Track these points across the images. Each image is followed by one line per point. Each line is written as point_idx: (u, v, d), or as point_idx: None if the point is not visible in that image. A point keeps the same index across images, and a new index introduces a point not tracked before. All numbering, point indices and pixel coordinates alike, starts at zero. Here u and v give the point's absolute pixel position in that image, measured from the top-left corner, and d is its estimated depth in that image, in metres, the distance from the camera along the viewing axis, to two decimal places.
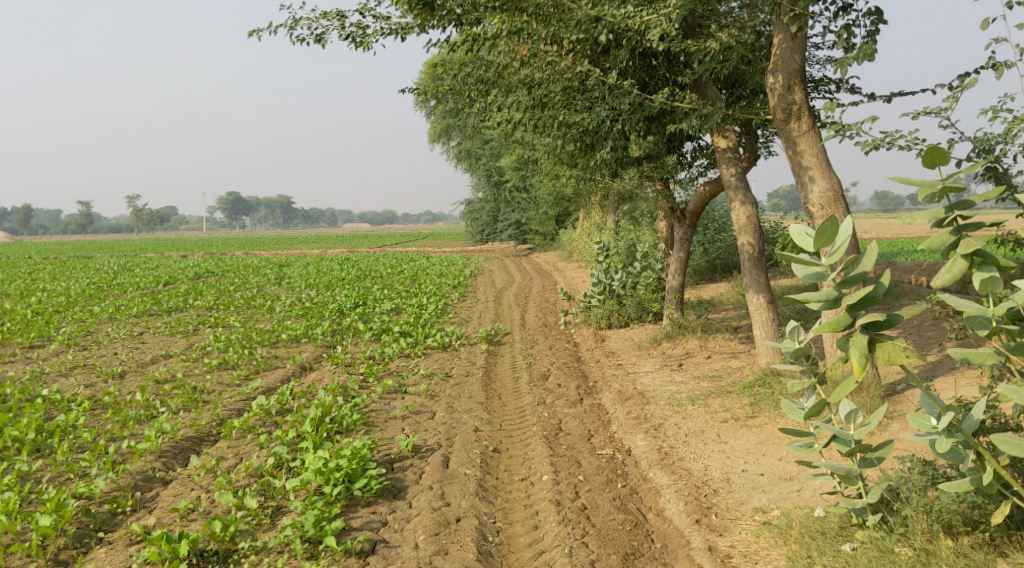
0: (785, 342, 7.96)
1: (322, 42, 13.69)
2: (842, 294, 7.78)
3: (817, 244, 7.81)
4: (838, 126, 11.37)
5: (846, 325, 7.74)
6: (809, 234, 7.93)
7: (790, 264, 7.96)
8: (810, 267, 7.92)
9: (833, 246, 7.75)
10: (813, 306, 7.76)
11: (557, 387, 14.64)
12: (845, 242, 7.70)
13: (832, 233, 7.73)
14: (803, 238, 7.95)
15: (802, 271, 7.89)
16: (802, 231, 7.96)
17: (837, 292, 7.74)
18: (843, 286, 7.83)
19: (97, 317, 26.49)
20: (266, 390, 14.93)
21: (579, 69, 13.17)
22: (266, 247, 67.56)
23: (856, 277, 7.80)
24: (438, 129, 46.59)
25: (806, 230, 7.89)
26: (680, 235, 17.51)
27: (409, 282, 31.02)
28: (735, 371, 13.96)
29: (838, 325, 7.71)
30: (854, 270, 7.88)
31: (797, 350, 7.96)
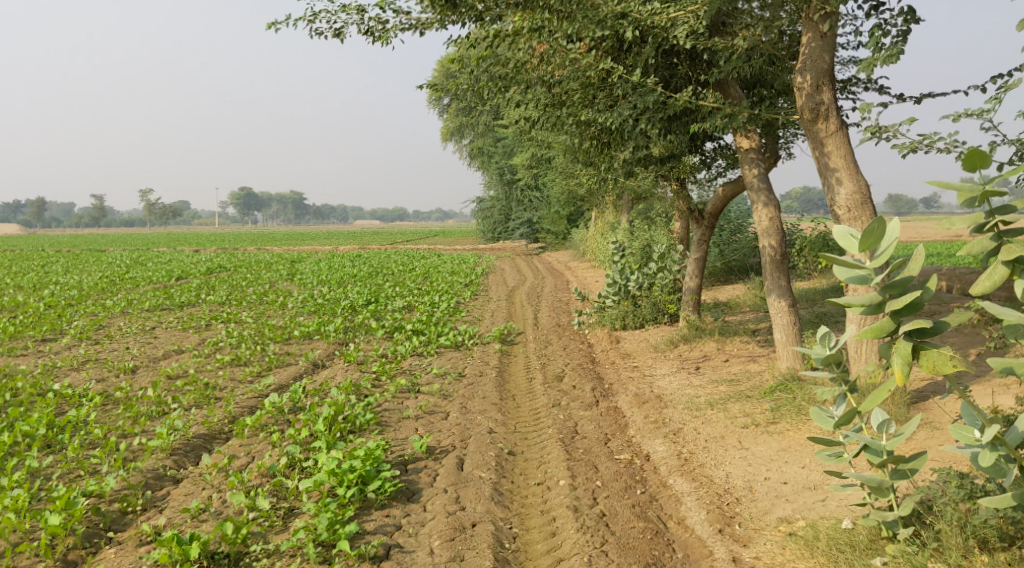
0: (816, 348, 7.80)
1: (341, 35, 13.56)
2: (886, 299, 7.70)
3: (861, 247, 7.65)
4: (873, 129, 11.24)
5: (889, 331, 7.68)
6: (854, 236, 7.76)
7: (831, 266, 7.83)
8: (853, 270, 7.78)
9: (877, 250, 7.71)
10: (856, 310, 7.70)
11: (573, 389, 14.46)
12: (890, 246, 7.64)
13: (878, 235, 7.59)
14: (847, 240, 7.79)
15: (844, 274, 7.75)
16: (847, 232, 7.82)
17: (880, 296, 7.69)
18: (887, 290, 7.70)
19: (108, 311, 26.36)
20: (278, 388, 14.78)
21: (601, 66, 12.98)
22: (278, 243, 67.57)
23: (901, 282, 7.67)
24: (451, 128, 46.41)
25: (851, 232, 7.72)
26: (698, 236, 17.32)
27: (421, 279, 30.85)
28: (755, 375, 13.76)
29: (881, 331, 7.62)
30: (898, 274, 7.75)
31: (828, 357, 7.81)
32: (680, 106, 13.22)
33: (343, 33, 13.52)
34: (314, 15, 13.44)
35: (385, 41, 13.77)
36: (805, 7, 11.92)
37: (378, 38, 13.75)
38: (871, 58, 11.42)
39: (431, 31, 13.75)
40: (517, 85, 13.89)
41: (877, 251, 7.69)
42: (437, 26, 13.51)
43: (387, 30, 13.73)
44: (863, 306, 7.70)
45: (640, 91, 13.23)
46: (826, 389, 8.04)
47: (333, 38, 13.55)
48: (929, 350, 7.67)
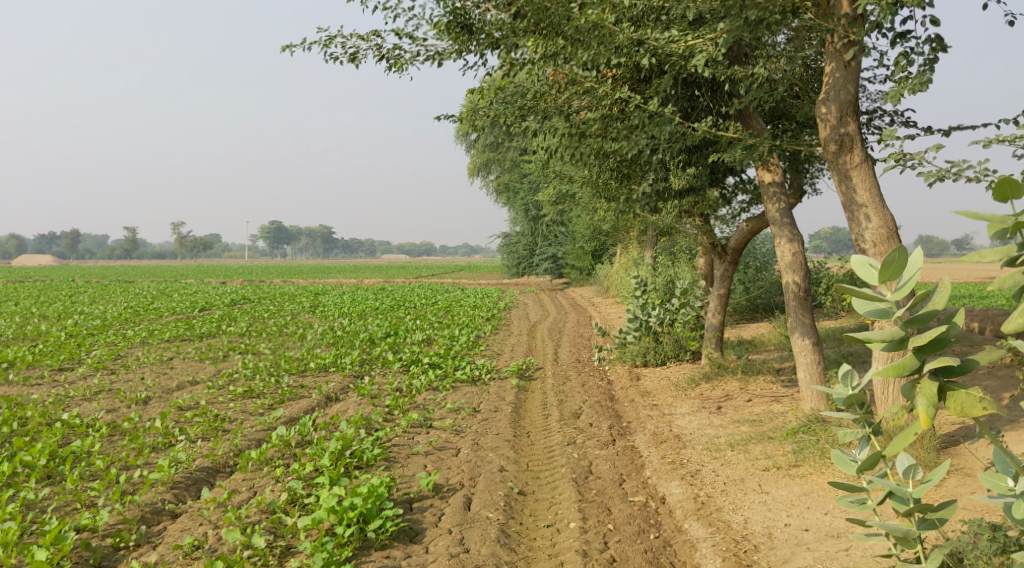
0: (837, 387, 7.36)
1: (356, 61, 13.36)
2: (909, 335, 7.28)
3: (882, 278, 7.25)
4: (897, 154, 10.83)
5: (911, 370, 7.27)
6: (873, 266, 7.39)
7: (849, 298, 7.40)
8: (873, 304, 7.39)
9: (898, 282, 7.34)
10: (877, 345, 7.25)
11: (589, 427, 14.04)
12: (912, 276, 7.28)
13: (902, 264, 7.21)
14: (866, 270, 7.40)
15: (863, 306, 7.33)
16: (865, 263, 7.42)
17: (903, 331, 7.26)
18: (910, 325, 7.28)
19: (128, 341, 26.15)
20: (289, 420, 14.43)
21: (618, 95, 12.69)
22: (307, 275, 67.70)
23: (925, 316, 7.27)
24: (478, 163, 46.24)
25: (870, 261, 7.34)
26: (721, 271, 16.92)
27: (443, 313, 30.51)
28: (778, 416, 13.30)
29: (904, 369, 7.20)
30: (921, 308, 7.34)
31: (850, 397, 7.37)
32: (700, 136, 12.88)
33: (357, 60, 13.32)
34: (330, 41, 13.29)
35: (400, 69, 13.58)
36: (828, 35, 11.59)
37: (394, 65, 13.55)
38: (897, 88, 11.03)
39: (448, 60, 13.54)
40: (534, 114, 13.60)
41: (899, 283, 7.33)
42: (452, 54, 13.29)
43: (403, 58, 13.52)
44: (884, 343, 7.27)
45: (658, 121, 12.92)
46: (847, 432, 7.58)
47: (347, 64, 13.35)
48: (958, 392, 7.30)
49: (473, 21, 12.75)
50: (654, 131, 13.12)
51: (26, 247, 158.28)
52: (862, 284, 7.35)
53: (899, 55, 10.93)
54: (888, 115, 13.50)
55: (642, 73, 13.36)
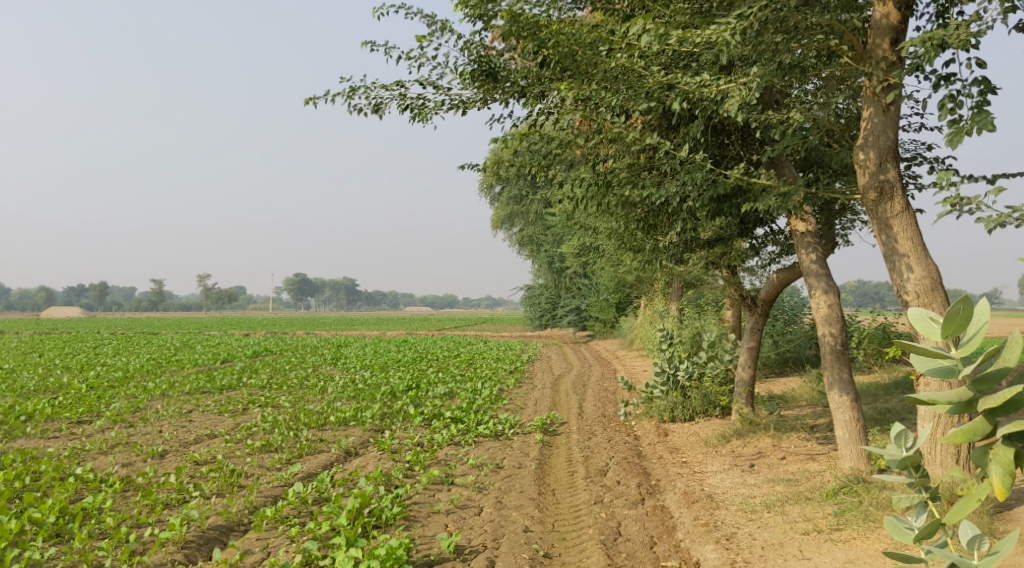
0: (890, 449, 6.98)
1: (379, 111, 13.09)
2: (976, 396, 7.06)
3: (944, 334, 7.03)
4: (952, 198, 10.38)
5: (983, 433, 7.06)
6: (933, 319, 7.12)
7: (909, 354, 7.15)
8: (934, 361, 7.09)
9: (961, 335, 7.09)
10: (942, 409, 7.07)
11: (617, 485, 13.56)
12: (978, 331, 7.03)
13: (962, 321, 7.01)
14: (925, 323, 7.13)
15: (926, 365, 7.09)
16: (924, 315, 7.15)
17: (970, 392, 7.05)
18: (978, 384, 7.04)
19: (148, 394, 25.77)
20: (307, 477, 13.98)
21: (648, 142, 12.29)
22: (330, 327, 67.50)
23: (994, 375, 7.02)
24: (501, 215, 45.96)
25: (931, 315, 7.08)
26: (751, 323, 16.42)
27: (465, 366, 30.03)
28: (814, 475, 12.84)
29: (974, 433, 7.02)
30: (989, 364, 7.09)
31: (904, 459, 6.99)
32: (732, 183, 12.50)
33: (381, 109, 13.05)
34: (353, 92, 13.05)
35: (424, 118, 13.28)
36: (866, 80, 11.27)
37: (417, 115, 13.25)
38: (949, 133, 10.64)
39: (472, 108, 13.24)
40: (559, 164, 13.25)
41: (961, 339, 7.09)
42: (477, 102, 12.98)
43: (426, 108, 13.22)
44: (950, 404, 7.06)
45: (688, 167, 12.55)
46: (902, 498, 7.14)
47: (371, 114, 13.08)
48: None
49: (498, 67, 12.44)
50: (685, 178, 12.68)
51: (52, 299, 159.00)
52: (923, 338, 7.09)
53: (945, 98, 10.58)
54: (926, 162, 13.12)
55: (670, 119, 13.00)
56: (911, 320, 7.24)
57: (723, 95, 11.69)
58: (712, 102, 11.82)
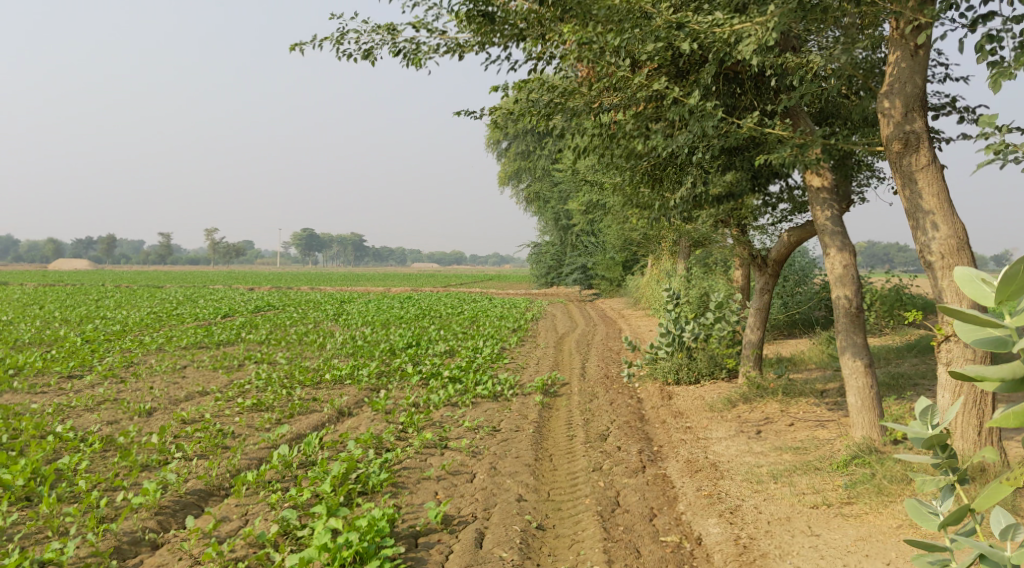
0: (916, 427, 6.65)
1: (370, 58, 12.42)
2: None
3: (1000, 298, 6.67)
4: (999, 145, 10.15)
5: None
6: (985, 282, 6.75)
7: (955, 321, 6.76)
8: (982, 331, 6.75)
9: (1014, 301, 6.75)
10: (992, 383, 6.69)
11: (618, 451, 13.02)
12: None
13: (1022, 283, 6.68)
14: (974, 286, 6.76)
15: (977, 334, 6.71)
16: (974, 278, 6.77)
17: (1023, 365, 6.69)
18: None
19: (143, 349, 25.19)
20: (296, 438, 13.42)
21: (656, 87, 11.72)
22: (335, 283, 66.98)
23: None
24: (509, 171, 45.20)
25: (984, 276, 6.71)
26: (761, 284, 15.78)
27: (468, 324, 29.42)
28: (824, 443, 12.34)
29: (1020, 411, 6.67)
30: None
31: (931, 437, 6.67)
32: (744, 133, 11.89)
33: (372, 56, 12.38)
34: (341, 39, 12.39)
35: (418, 64, 12.65)
36: (893, 22, 10.73)
37: (411, 61, 12.61)
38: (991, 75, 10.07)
39: (470, 52, 12.62)
40: (561, 113, 12.58)
41: (1013, 306, 6.76)
42: (474, 46, 12.32)
43: (420, 54, 12.59)
44: (1000, 376, 6.68)
45: (698, 116, 11.89)
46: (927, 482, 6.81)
47: (362, 62, 12.42)
48: None
49: (496, 9, 11.75)
50: (696, 128, 11.98)
51: (60, 250, 158.66)
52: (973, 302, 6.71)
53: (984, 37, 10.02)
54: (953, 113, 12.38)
55: (680, 64, 12.34)
56: (958, 283, 6.85)
57: (737, 36, 11.04)
58: (726, 43, 11.13)
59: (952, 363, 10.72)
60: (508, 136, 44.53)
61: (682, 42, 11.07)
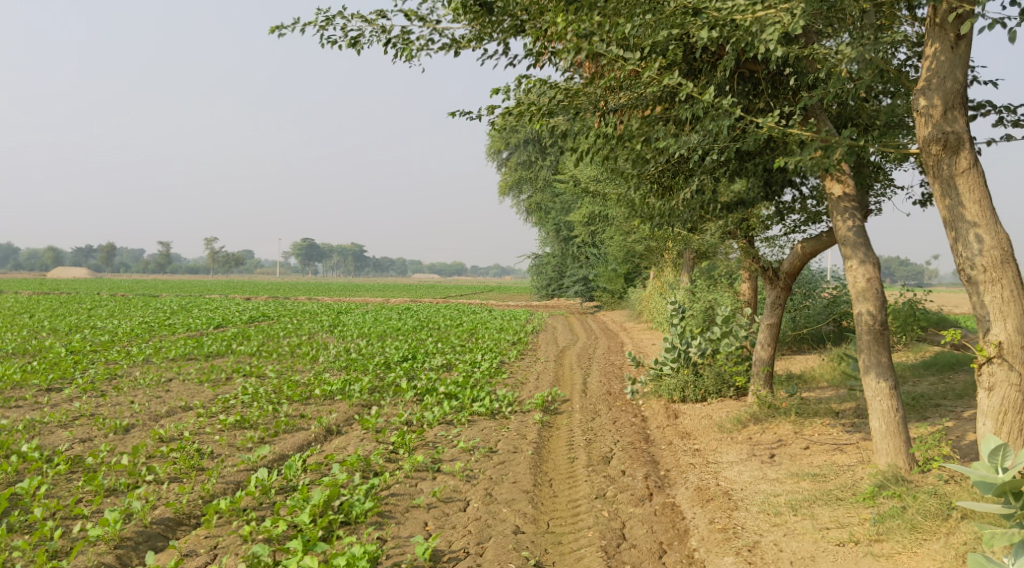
0: (988, 469, 7.73)
1: (357, 45, 12.00)
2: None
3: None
4: None
5: None
6: None
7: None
8: None
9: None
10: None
11: (622, 477, 12.19)
12: None
13: None
14: None
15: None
16: None
17: None
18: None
19: (129, 361, 24.17)
20: (278, 460, 12.53)
21: (669, 82, 10.83)
22: (334, 292, 65.93)
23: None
24: (510, 181, 44.41)
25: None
26: (772, 298, 14.84)
27: (466, 336, 28.50)
28: (845, 470, 11.58)
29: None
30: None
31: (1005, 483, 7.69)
32: (763, 133, 11.02)
33: (359, 44, 11.97)
34: (327, 24, 12.05)
35: (408, 55, 12.23)
36: (929, 10, 10.12)
37: (400, 50, 12.21)
38: None
39: (466, 50, 12.18)
40: (564, 111, 11.70)
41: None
42: (470, 40, 11.75)
43: (411, 44, 12.17)
44: None
45: (712, 114, 11.08)
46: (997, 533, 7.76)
47: (348, 49, 12.00)
48: None
49: None
50: (709, 128, 11.17)
51: (60, 258, 158.02)
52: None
53: None
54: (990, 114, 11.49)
55: (691, 62, 11.58)
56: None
57: (760, 26, 10.27)
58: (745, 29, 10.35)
59: (995, 388, 10.05)
60: (509, 145, 43.81)
61: (700, 29, 10.36)
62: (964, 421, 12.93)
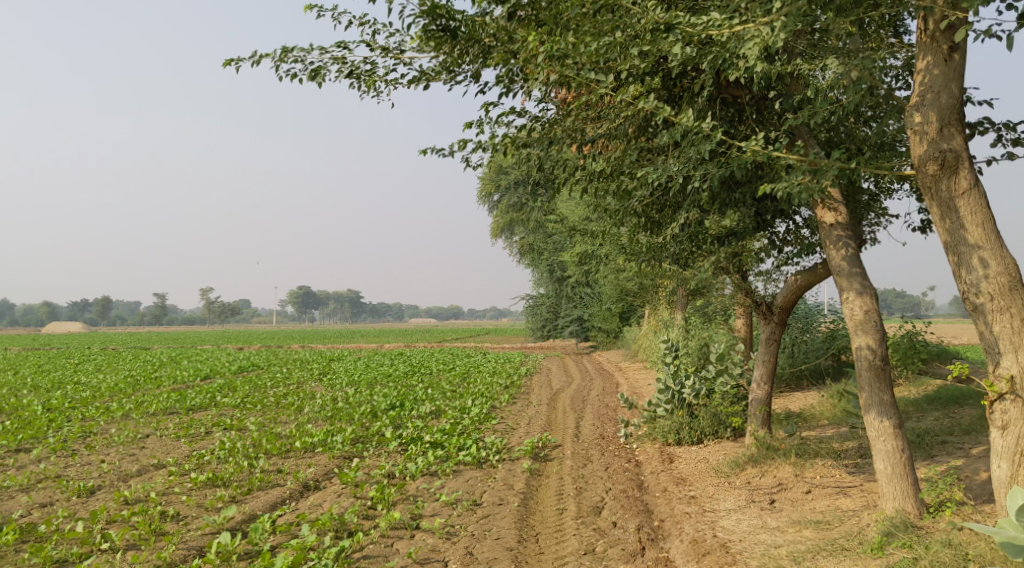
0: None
1: (317, 78, 11.48)
2: None
3: None
4: None
5: None
6: None
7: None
8: None
9: None
10: None
11: (613, 529, 11.45)
12: None
13: None
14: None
15: None
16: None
17: None
18: None
19: (107, 417, 23.29)
20: (248, 519, 11.71)
21: (645, 105, 10.22)
22: (327, 340, 65.35)
23: None
24: (501, 223, 43.81)
25: None
26: (767, 334, 14.16)
27: (458, 381, 27.72)
28: (850, 516, 10.90)
29: None
30: None
31: None
32: (748, 158, 10.37)
33: (319, 76, 11.43)
34: (286, 55, 11.56)
35: (372, 88, 11.65)
36: (920, 21, 9.55)
37: (364, 84, 11.65)
38: None
39: (436, 83, 11.56)
40: (538, 141, 11.13)
41: None
42: (438, 71, 11.15)
43: (375, 76, 11.61)
44: None
45: (693, 139, 10.46)
46: None
47: (308, 81, 11.47)
48: None
49: (459, 23, 10.37)
50: (691, 153, 10.54)
51: (53, 313, 157.21)
52: None
53: None
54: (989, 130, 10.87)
55: (671, 86, 11.03)
56: None
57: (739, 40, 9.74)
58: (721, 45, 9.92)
59: (1009, 427, 9.40)
60: (500, 186, 43.31)
61: (672, 46, 9.79)
62: (973, 458, 12.21)
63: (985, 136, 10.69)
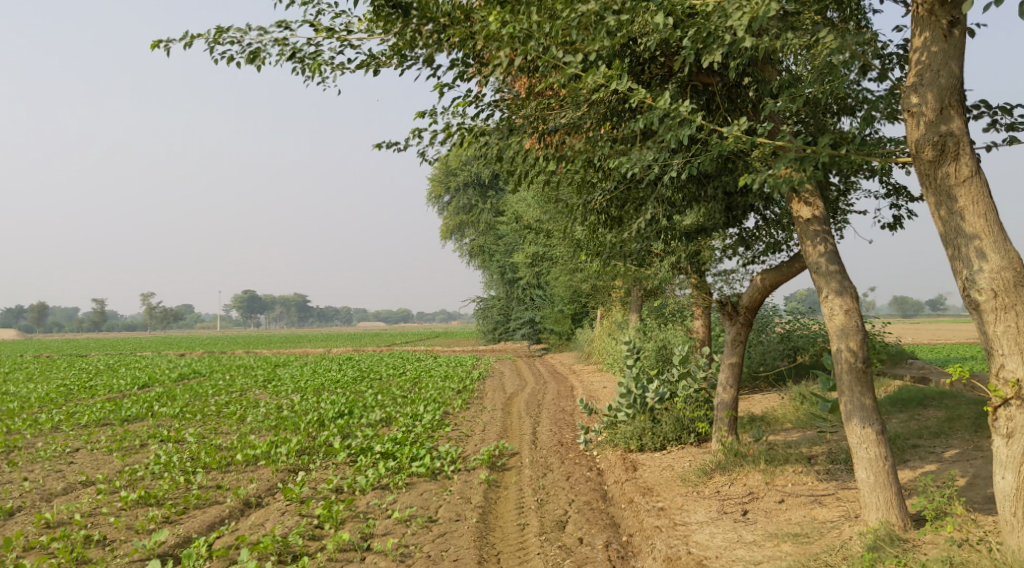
0: None
1: (255, 60, 10.65)
2: None
3: None
4: None
5: None
6: None
7: None
8: None
9: None
10: None
11: (579, 547, 10.71)
12: None
13: None
14: None
15: None
16: None
17: None
18: None
19: (36, 431, 21.97)
20: (181, 543, 10.81)
21: (621, 85, 9.49)
22: (274, 346, 63.86)
23: None
24: (451, 225, 42.95)
25: None
26: (732, 335, 13.50)
27: (409, 386, 26.77)
28: (831, 529, 10.24)
29: None
30: None
31: None
32: (728, 146, 9.66)
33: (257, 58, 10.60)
34: (221, 36, 10.71)
35: (317, 72, 10.84)
36: None
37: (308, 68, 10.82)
38: None
39: (386, 68, 10.76)
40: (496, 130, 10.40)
41: None
42: (389, 54, 10.35)
43: (320, 59, 10.78)
44: None
45: (670, 123, 9.68)
46: None
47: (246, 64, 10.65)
48: None
49: None
50: (666, 136, 9.77)
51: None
52: None
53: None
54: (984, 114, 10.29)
55: (640, 70, 10.39)
56: None
57: (722, 13, 9.09)
58: (703, 18, 9.35)
59: (1014, 435, 8.85)
60: (450, 187, 42.44)
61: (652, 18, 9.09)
62: (948, 463, 11.63)
63: (978, 121, 10.11)
